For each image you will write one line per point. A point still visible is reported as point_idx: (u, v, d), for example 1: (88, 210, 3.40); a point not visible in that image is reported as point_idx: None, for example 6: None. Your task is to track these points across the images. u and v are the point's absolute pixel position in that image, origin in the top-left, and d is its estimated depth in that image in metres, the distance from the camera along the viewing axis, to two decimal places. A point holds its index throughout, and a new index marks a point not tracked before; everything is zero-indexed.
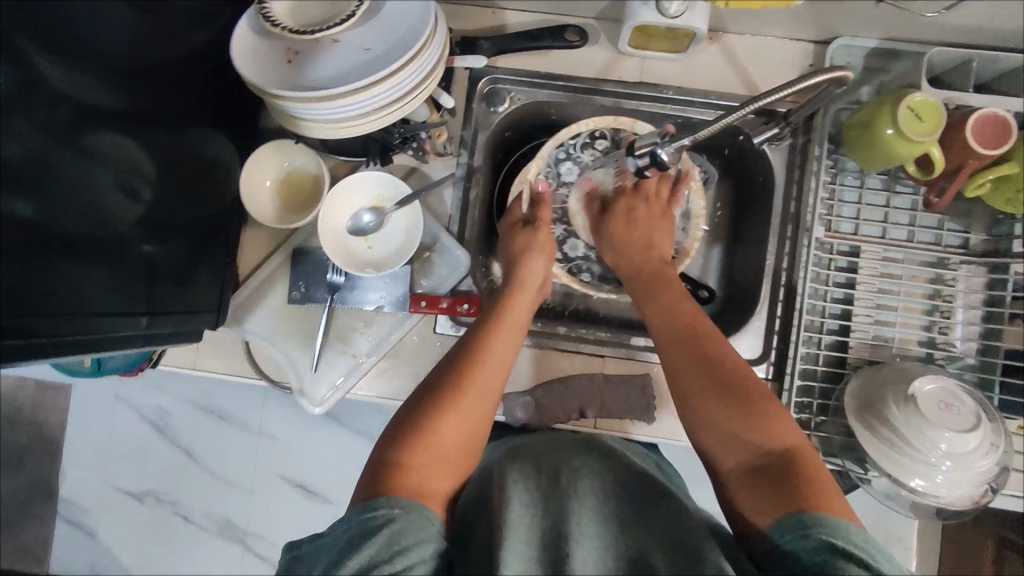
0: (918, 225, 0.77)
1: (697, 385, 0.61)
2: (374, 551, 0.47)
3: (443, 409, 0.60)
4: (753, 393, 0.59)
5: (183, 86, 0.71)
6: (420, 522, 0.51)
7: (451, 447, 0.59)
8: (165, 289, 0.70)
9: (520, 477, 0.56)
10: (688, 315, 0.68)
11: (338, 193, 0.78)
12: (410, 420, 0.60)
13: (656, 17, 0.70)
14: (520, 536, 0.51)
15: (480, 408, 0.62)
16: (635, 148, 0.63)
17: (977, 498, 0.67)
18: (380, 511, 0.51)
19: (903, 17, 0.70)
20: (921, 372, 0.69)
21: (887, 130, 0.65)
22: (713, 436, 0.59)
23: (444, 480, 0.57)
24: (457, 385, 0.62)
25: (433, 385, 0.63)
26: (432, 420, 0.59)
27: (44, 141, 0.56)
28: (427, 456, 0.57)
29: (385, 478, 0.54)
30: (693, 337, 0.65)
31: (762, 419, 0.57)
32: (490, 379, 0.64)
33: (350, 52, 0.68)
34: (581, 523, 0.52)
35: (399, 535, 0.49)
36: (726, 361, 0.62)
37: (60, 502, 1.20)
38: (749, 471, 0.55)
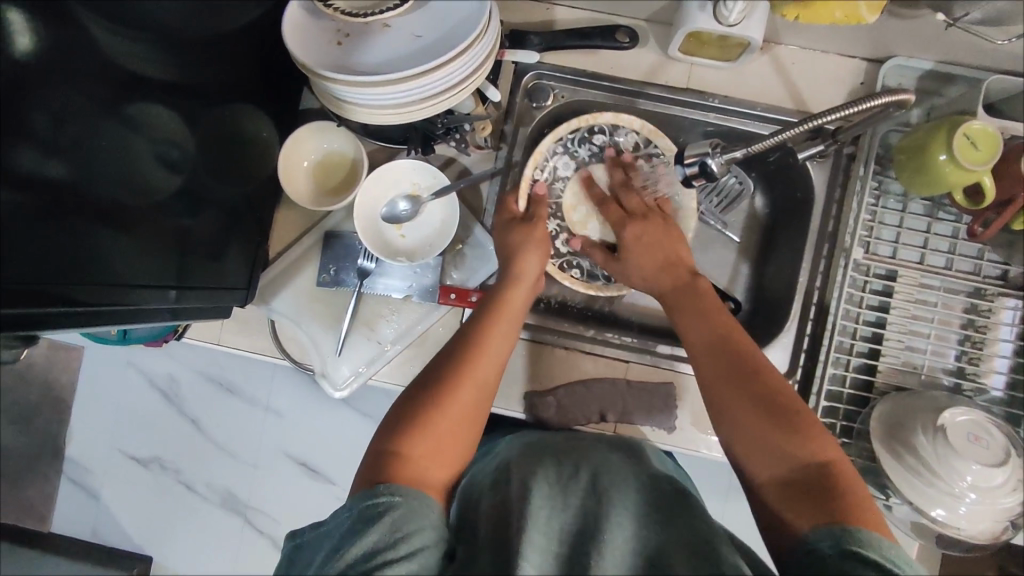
0: (958, 253, 0.76)
1: (735, 397, 0.60)
2: (378, 538, 0.48)
3: (442, 398, 0.61)
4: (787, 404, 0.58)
5: (230, 61, 0.70)
6: (422, 510, 0.51)
7: (448, 435, 0.59)
8: (195, 264, 0.69)
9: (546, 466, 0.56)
10: (729, 326, 0.65)
11: (376, 180, 0.77)
12: (409, 410, 0.60)
13: (713, 24, 0.68)
14: (546, 538, 0.50)
15: (476, 400, 0.62)
16: (684, 156, 0.62)
17: (998, 533, 0.66)
18: (381, 499, 0.51)
19: (964, 42, 0.69)
20: (952, 402, 0.68)
21: (940, 155, 0.64)
22: (744, 444, 0.58)
23: (441, 468, 0.57)
24: (455, 373, 0.63)
25: (432, 375, 0.63)
26: (430, 409, 0.60)
27: (83, 105, 0.55)
28: (425, 443, 0.57)
29: (383, 466, 0.55)
30: (733, 348, 0.63)
31: (796, 431, 0.56)
32: (484, 368, 0.64)
33: (401, 39, 0.68)
34: (613, 520, 0.51)
35: (402, 521, 0.49)
36: (765, 375, 0.61)
37: (67, 462, 1.20)
38: (786, 484, 0.54)
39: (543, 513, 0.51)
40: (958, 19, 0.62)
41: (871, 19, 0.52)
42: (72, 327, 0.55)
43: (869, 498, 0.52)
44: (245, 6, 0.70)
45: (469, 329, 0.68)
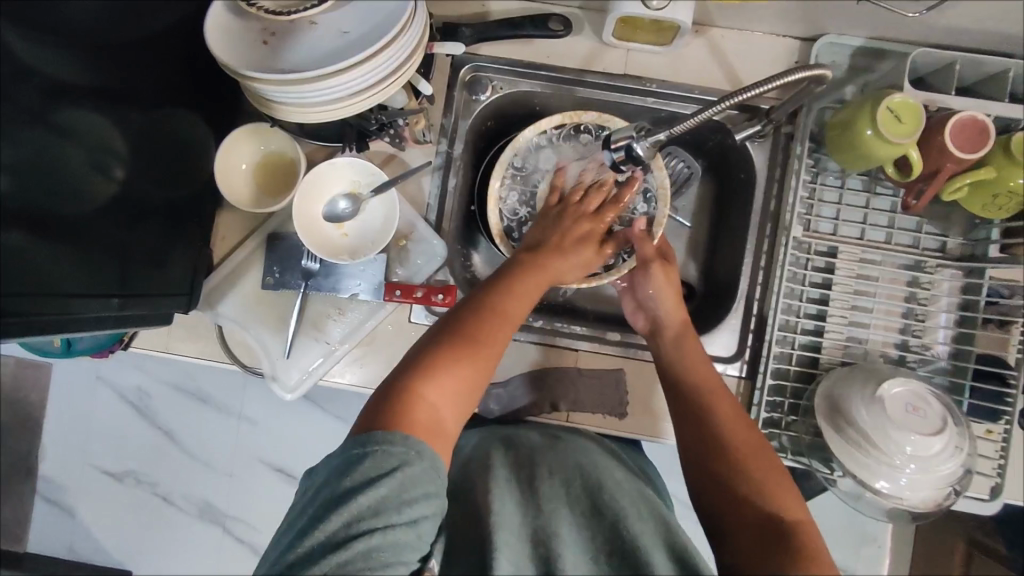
0: (896, 227, 0.77)
1: (710, 451, 0.61)
2: (386, 496, 0.47)
3: (460, 343, 0.60)
4: (765, 465, 0.60)
5: (159, 65, 0.70)
6: (431, 475, 0.50)
7: (462, 383, 0.58)
8: (137, 272, 0.69)
9: (509, 482, 0.61)
10: (710, 382, 0.67)
11: (313, 179, 0.77)
12: (423, 358, 0.59)
13: (639, 8, 0.69)
14: (509, 530, 0.55)
15: (493, 356, 0.62)
16: (612, 140, 0.63)
17: (940, 501, 0.67)
18: (392, 448, 0.50)
19: (888, 16, 0.69)
20: (892, 374, 0.69)
21: (866, 129, 0.65)
22: (716, 490, 0.59)
23: (454, 415, 0.57)
24: (475, 328, 0.62)
25: (451, 322, 0.63)
26: (447, 351, 0.59)
27: (13, 115, 0.54)
28: (439, 391, 0.56)
29: (399, 400, 0.55)
30: (713, 407, 0.64)
31: (772, 488, 0.58)
32: (500, 326, 0.63)
33: (324, 33, 0.66)
34: (563, 517, 0.57)
35: (411, 484, 0.49)
36: (739, 431, 0.62)
37: (38, 479, 1.19)
38: (754, 530, 0.56)
39: (510, 523, 0.55)
40: None
41: None
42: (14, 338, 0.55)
43: (825, 551, 0.54)
44: (169, 9, 0.69)
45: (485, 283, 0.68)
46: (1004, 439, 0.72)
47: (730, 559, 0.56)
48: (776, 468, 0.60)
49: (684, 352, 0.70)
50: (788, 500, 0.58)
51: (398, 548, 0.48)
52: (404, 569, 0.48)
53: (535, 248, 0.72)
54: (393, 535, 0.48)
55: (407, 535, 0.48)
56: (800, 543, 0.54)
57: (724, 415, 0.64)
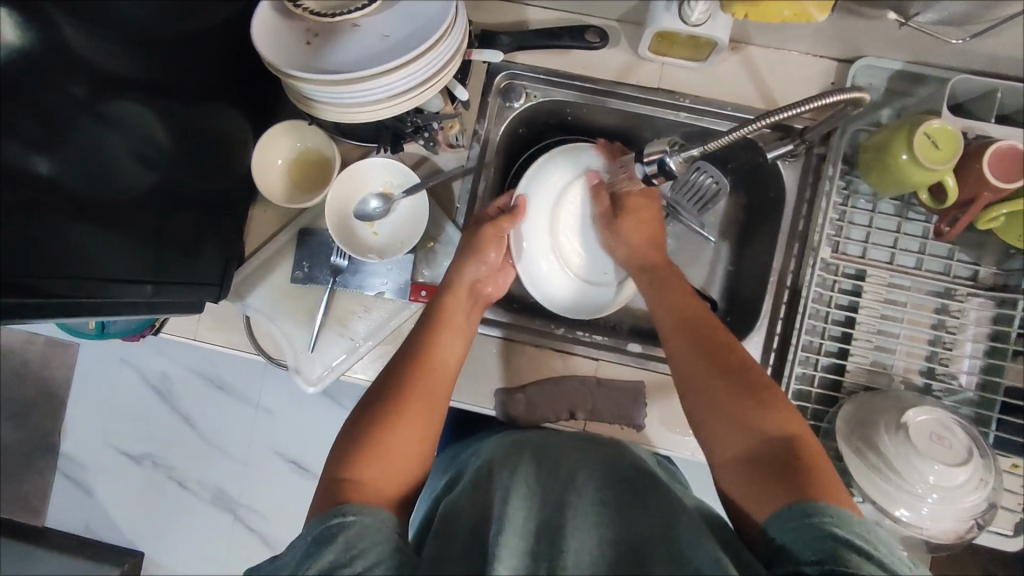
0: (927, 254, 0.76)
1: (699, 389, 0.63)
2: (333, 556, 0.46)
3: (397, 409, 0.62)
4: (754, 380, 0.61)
5: (204, 60, 0.72)
6: (376, 531, 0.49)
7: (401, 441, 0.60)
8: (173, 259, 0.71)
9: (521, 477, 0.55)
10: (703, 316, 0.69)
11: (346, 179, 0.79)
12: (353, 438, 0.60)
13: (678, 23, 0.69)
14: (515, 529, 0.50)
15: (427, 409, 0.64)
16: (645, 154, 0.63)
17: (962, 533, 0.66)
18: (336, 519, 0.50)
19: (928, 41, 0.69)
20: (917, 403, 0.68)
21: (902, 155, 0.65)
22: (713, 419, 0.60)
23: (401, 476, 0.58)
24: (404, 387, 0.64)
25: (382, 391, 0.64)
26: (378, 422, 0.61)
27: (64, 105, 0.57)
28: (374, 464, 0.57)
29: (338, 485, 0.55)
30: (697, 345, 0.66)
31: (764, 406, 0.59)
32: (437, 380, 0.67)
33: (367, 37, 0.68)
34: (576, 517, 0.52)
35: (356, 540, 0.48)
36: (726, 367, 0.63)
37: (60, 457, 1.22)
38: (748, 459, 0.56)
39: (518, 521, 0.51)
40: (912, 18, 0.62)
41: (822, 17, 0.51)
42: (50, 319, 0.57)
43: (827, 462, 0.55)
44: (217, 7, 0.71)
45: (418, 341, 0.70)
46: None
47: (737, 494, 0.56)
48: (769, 384, 0.61)
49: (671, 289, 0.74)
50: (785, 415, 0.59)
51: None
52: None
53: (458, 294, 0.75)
54: None
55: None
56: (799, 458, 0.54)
57: (702, 347, 0.65)
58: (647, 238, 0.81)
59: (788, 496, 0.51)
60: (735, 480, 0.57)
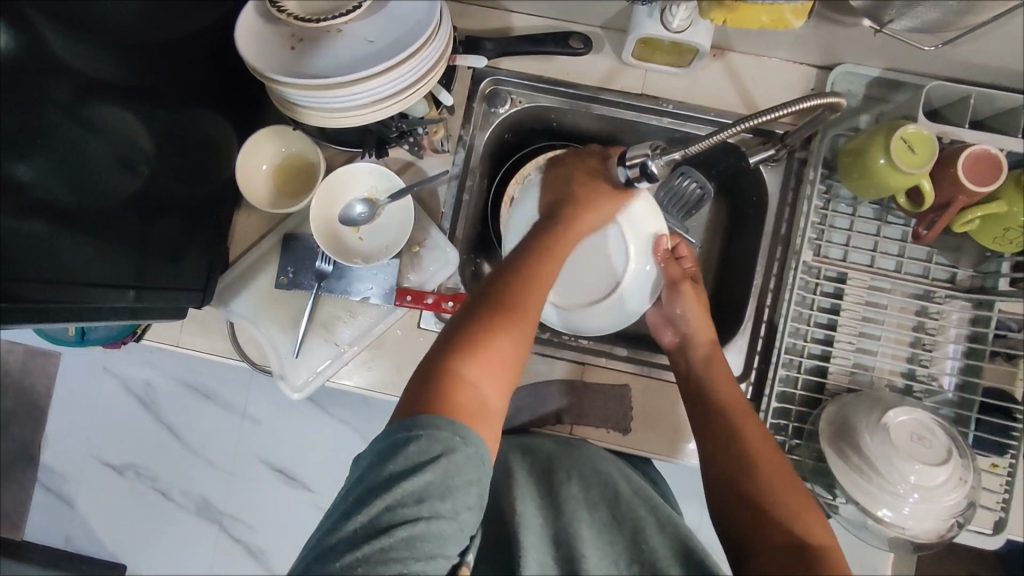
0: (906, 257, 0.77)
1: (738, 476, 0.63)
2: (432, 480, 0.47)
3: (497, 317, 0.58)
4: (793, 486, 0.62)
5: (188, 64, 0.71)
6: (475, 462, 0.50)
7: (505, 354, 0.57)
8: (155, 263, 0.70)
9: (526, 487, 0.67)
10: (742, 406, 0.68)
11: (331, 183, 0.79)
12: (457, 334, 0.57)
13: (660, 30, 0.70)
14: (533, 528, 0.62)
15: (530, 333, 0.60)
16: (626, 157, 0.63)
17: (943, 532, 0.66)
18: (438, 433, 0.49)
19: (905, 48, 0.71)
20: (899, 403, 0.69)
21: (879, 159, 0.66)
22: (747, 509, 0.61)
23: (496, 395, 0.56)
24: (511, 298, 0.60)
25: (484, 298, 0.60)
26: (487, 328, 0.57)
27: (46, 108, 0.56)
28: (475, 366, 0.55)
29: (441, 386, 0.53)
30: (742, 439, 0.65)
31: (801, 512, 0.59)
32: (540, 296, 0.62)
33: (352, 43, 0.68)
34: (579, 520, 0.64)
35: (454, 473, 0.48)
36: (773, 466, 0.63)
37: (40, 468, 1.19)
38: (779, 550, 0.57)
39: (533, 524, 0.63)
40: (886, 25, 0.64)
41: (798, 23, 0.52)
42: (29, 324, 0.56)
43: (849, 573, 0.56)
44: (201, 11, 0.71)
45: (531, 251, 0.67)
46: (1009, 474, 0.71)
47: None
48: (804, 492, 0.61)
49: (712, 370, 0.73)
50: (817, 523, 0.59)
51: (440, 540, 0.48)
52: (445, 560, 0.48)
53: (556, 211, 0.73)
54: (435, 526, 0.48)
55: (450, 527, 0.48)
56: (824, 558, 0.56)
57: (752, 437, 0.65)
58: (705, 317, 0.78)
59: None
60: (760, 562, 0.58)
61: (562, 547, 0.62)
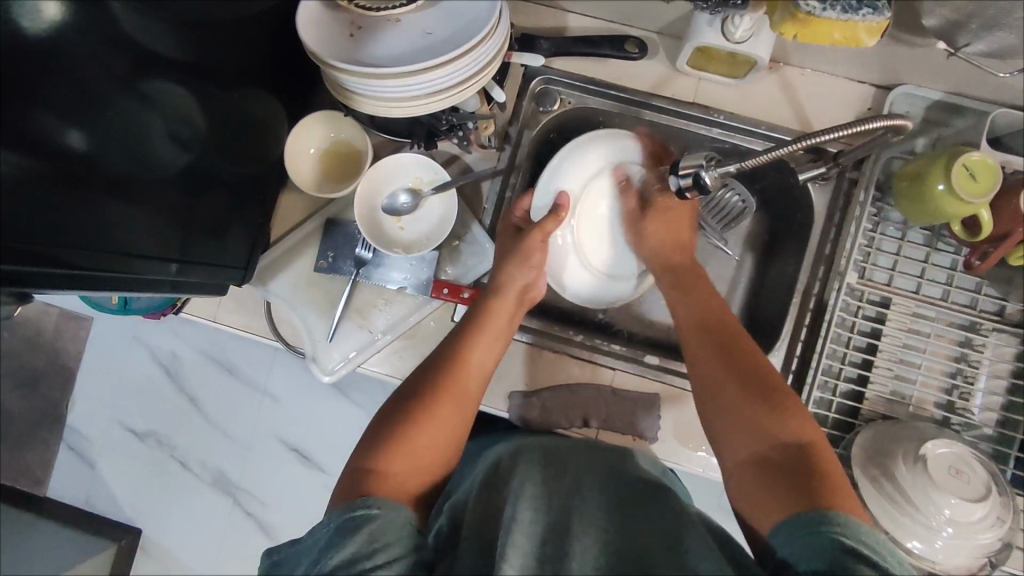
0: (954, 285, 0.75)
1: (718, 390, 0.63)
2: (355, 549, 0.45)
3: (416, 413, 0.61)
4: (776, 391, 0.60)
5: (245, 46, 0.72)
6: (399, 522, 0.48)
7: (433, 442, 0.60)
8: (197, 238, 0.71)
9: (529, 472, 0.56)
10: (719, 324, 0.69)
11: (378, 173, 0.79)
12: (384, 429, 0.60)
13: (720, 39, 0.69)
14: (521, 530, 0.50)
15: (457, 418, 0.63)
16: (679, 167, 0.62)
17: (974, 569, 0.65)
18: (359, 511, 0.49)
19: (972, 72, 0.69)
20: (936, 434, 0.67)
21: (938, 185, 0.64)
22: (729, 424, 0.61)
23: (421, 481, 0.57)
24: (436, 387, 0.64)
25: (411, 393, 0.63)
26: (409, 420, 0.60)
27: (101, 80, 0.57)
28: (400, 459, 0.57)
29: (360, 479, 0.54)
30: (727, 351, 0.65)
31: (783, 415, 0.58)
32: (466, 382, 0.66)
33: (410, 35, 0.68)
34: (585, 526, 0.51)
35: (380, 533, 0.47)
36: (747, 378, 0.62)
37: (67, 428, 1.23)
38: (760, 461, 0.56)
39: (524, 522, 0.50)
40: (961, 48, 0.62)
41: (870, 42, 0.51)
42: (66, 289, 0.56)
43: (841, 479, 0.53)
44: None
45: (465, 330, 0.70)
46: None
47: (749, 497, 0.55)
48: (788, 392, 0.61)
49: (699, 296, 0.74)
50: (802, 425, 0.58)
51: None
52: None
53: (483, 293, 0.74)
54: None
55: None
56: (812, 465, 0.54)
57: (728, 351, 0.65)
58: (670, 237, 0.82)
59: (795, 497, 0.51)
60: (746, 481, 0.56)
61: (548, 545, 0.49)
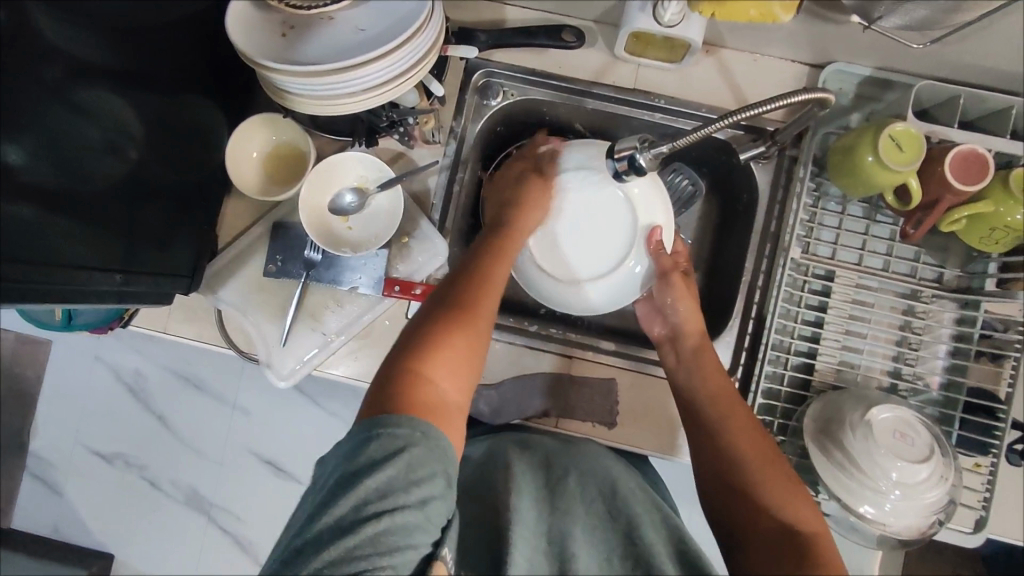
0: (894, 255, 0.77)
1: (720, 467, 0.63)
2: (392, 477, 0.47)
3: (451, 326, 0.60)
4: (785, 476, 0.61)
5: (177, 51, 0.71)
6: (438, 451, 0.50)
7: (466, 356, 0.59)
8: (143, 247, 0.70)
9: (529, 471, 0.67)
10: (732, 401, 0.67)
11: (322, 172, 0.78)
12: (415, 341, 0.59)
13: (652, 24, 0.70)
14: (528, 526, 0.61)
15: (486, 331, 0.63)
16: (615, 150, 0.62)
17: (924, 529, 0.67)
18: (395, 431, 0.50)
19: (895, 46, 0.71)
20: (882, 400, 0.69)
21: (868, 157, 0.66)
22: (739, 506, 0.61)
23: (455, 392, 0.57)
24: (466, 305, 0.63)
25: (441, 305, 0.63)
26: (444, 333, 0.59)
27: (35, 91, 0.55)
28: (437, 369, 0.57)
29: (400, 390, 0.54)
30: (728, 429, 0.65)
31: (790, 497, 0.59)
32: (494, 300, 0.65)
33: (344, 32, 0.68)
34: (578, 525, 0.62)
35: (417, 463, 0.49)
36: (759, 461, 0.62)
37: (27, 455, 1.19)
38: (767, 543, 0.57)
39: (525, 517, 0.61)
40: (877, 21, 0.63)
41: (786, 18, 0.52)
42: (17, 304, 0.56)
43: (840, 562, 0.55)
44: None
45: (487, 252, 0.70)
46: (991, 473, 0.71)
47: (751, 571, 0.57)
48: (794, 477, 0.61)
49: (698, 361, 0.72)
50: (805, 509, 0.59)
51: (408, 531, 0.48)
52: (415, 552, 0.48)
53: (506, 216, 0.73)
54: (401, 518, 0.47)
55: (417, 519, 0.48)
56: (816, 548, 0.55)
57: (734, 428, 0.65)
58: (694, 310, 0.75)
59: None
60: (748, 553, 0.58)
61: (552, 545, 0.61)
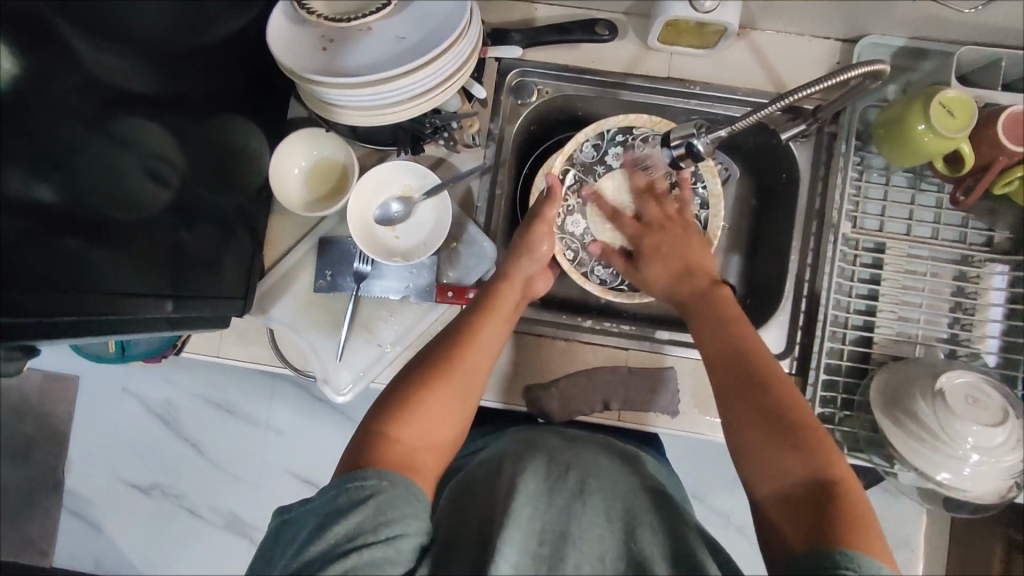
0: (943, 223, 0.78)
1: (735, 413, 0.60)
2: (360, 521, 0.47)
3: (430, 385, 0.61)
4: (805, 426, 0.56)
5: (215, 73, 0.70)
6: (407, 497, 0.50)
7: (441, 416, 0.60)
8: (189, 272, 0.69)
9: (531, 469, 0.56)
10: (741, 346, 0.64)
11: (367, 183, 0.78)
12: (393, 399, 0.59)
13: (689, 11, 0.70)
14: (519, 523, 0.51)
15: (467, 390, 0.63)
16: (670, 139, 0.64)
17: (1003, 492, 0.67)
18: (368, 481, 0.50)
19: (933, 15, 0.71)
20: (946, 367, 0.69)
21: (919, 125, 0.66)
22: (754, 460, 0.56)
23: (432, 459, 0.57)
24: (447, 362, 0.63)
25: (421, 364, 0.63)
26: (423, 392, 0.60)
27: (73, 125, 0.54)
28: (413, 429, 0.57)
29: (370, 447, 0.54)
30: (745, 375, 0.61)
31: (808, 448, 0.54)
32: (480, 358, 0.66)
33: (384, 41, 0.68)
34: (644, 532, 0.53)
35: (386, 506, 0.48)
36: (777, 416, 0.57)
37: (65, 493, 1.18)
38: (785, 499, 0.53)
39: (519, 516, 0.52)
40: None
41: None
42: (68, 339, 0.54)
43: (870, 513, 0.50)
44: (230, 18, 0.70)
45: (473, 309, 0.70)
46: None
47: (771, 532, 0.52)
48: (816, 424, 0.56)
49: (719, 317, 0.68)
50: (832, 458, 0.54)
51: (380, 567, 0.46)
52: None
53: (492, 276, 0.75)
54: (371, 555, 0.46)
55: (387, 554, 0.46)
56: (834, 500, 0.50)
57: (761, 375, 0.61)
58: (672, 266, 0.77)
59: (819, 531, 0.49)
60: (771, 512, 0.53)
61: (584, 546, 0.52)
